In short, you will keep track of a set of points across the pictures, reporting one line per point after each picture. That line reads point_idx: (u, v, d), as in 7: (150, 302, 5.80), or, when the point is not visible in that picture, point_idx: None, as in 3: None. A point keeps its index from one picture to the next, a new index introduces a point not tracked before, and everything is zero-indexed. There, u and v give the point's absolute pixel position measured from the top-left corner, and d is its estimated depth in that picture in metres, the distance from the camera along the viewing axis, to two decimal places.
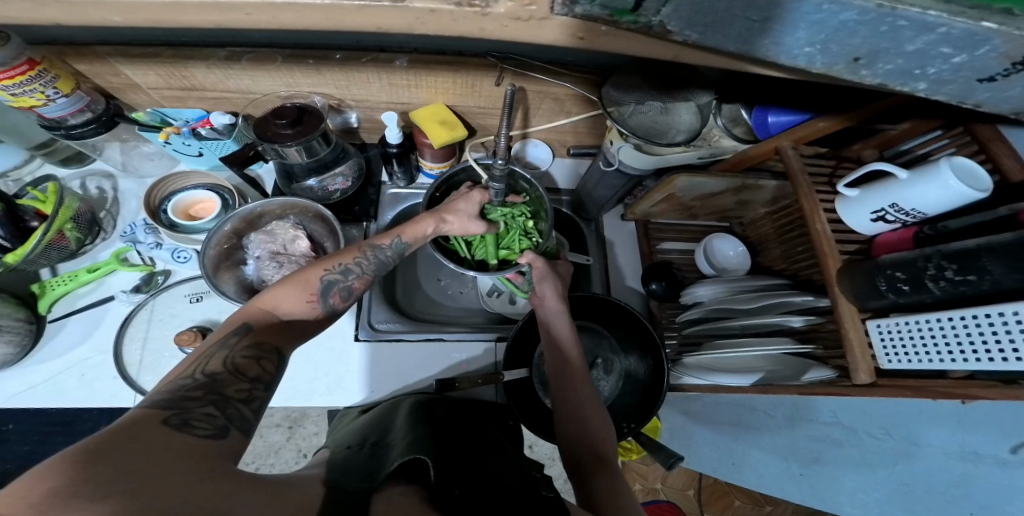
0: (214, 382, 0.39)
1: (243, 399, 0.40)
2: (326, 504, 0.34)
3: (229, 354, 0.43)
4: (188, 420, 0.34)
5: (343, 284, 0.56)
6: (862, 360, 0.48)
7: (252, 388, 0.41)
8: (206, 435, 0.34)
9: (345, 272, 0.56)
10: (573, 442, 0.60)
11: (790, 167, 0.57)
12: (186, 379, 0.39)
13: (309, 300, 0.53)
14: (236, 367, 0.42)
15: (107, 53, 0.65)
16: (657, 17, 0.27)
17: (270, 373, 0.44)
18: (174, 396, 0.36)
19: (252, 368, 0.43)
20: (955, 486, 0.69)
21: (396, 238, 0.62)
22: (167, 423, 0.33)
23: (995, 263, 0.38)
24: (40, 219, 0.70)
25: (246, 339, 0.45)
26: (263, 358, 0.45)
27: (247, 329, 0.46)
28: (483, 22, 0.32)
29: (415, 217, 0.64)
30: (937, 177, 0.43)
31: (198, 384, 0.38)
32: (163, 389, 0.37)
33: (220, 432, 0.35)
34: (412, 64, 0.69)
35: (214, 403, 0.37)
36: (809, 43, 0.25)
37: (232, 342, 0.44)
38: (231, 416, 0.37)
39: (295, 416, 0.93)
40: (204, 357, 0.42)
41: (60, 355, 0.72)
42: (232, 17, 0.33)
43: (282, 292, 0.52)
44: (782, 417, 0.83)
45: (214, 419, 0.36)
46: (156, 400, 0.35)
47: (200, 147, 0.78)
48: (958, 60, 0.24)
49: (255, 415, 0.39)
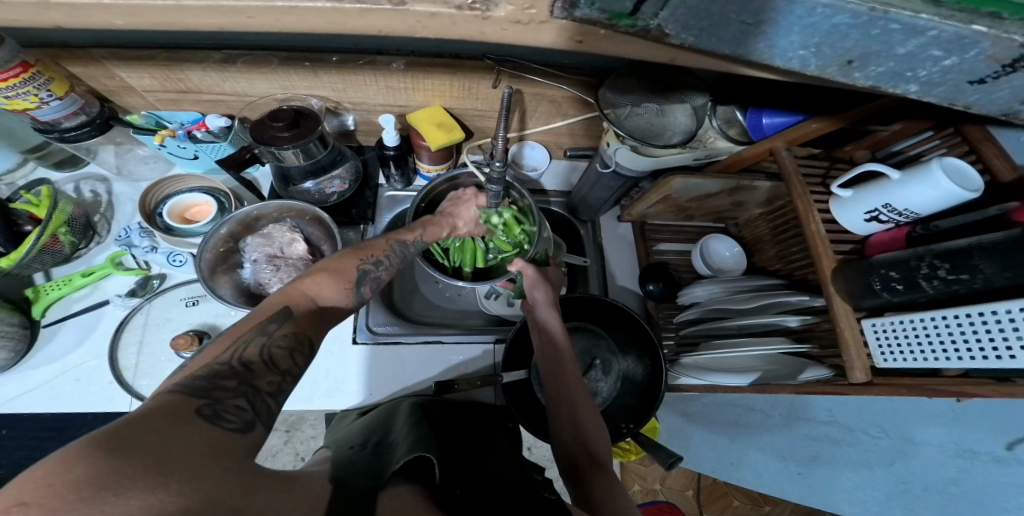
0: (248, 372, 0.39)
1: (272, 393, 0.39)
2: (331, 505, 0.34)
3: (266, 342, 0.42)
4: (219, 411, 0.34)
5: (374, 275, 0.58)
6: (858, 358, 0.48)
7: (281, 381, 0.41)
8: (234, 429, 0.33)
9: (377, 264, 0.59)
10: (569, 443, 0.60)
11: (784, 168, 0.58)
12: (223, 364, 0.38)
13: (346, 289, 0.54)
14: (271, 358, 0.41)
15: (101, 56, 0.64)
16: (655, 20, 0.27)
17: (299, 366, 0.43)
18: (208, 384, 0.35)
19: (285, 360, 0.42)
20: (951, 483, 0.69)
21: (419, 238, 0.66)
22: (197, 414, 0.32)
23: (987, 261, 0.39)
24: (34, 223, 0.70)
25: (287, 326, 0.44)
26: (297, 349, 0.44)
27: (288, 314, 0.45)
28: (483, 25, 0.32)
29: (431, 220, 0.69)
30: (929, 177, 0.43)
31: (232, 372, 0.38)
32: (198, 373, 0.36)
33: (248, 426, 0.35)
34: (408, 66, 0.69)
35: (245, 395, 0.37)
36: (803, 46, 0.25)
37: (272, 329, 0.43)
38: (259, 411, 0.36)
39: (293, 420, 0.93)
40: (242, 340, 0.41)
41: (54, 360, 0.71)
42: (232, 20, 0.33)
43: (320, 280, 0.52)
44: (779, 416, 0.84)
45: (242, 412, 0.35)
46: (190, 386, 0.35)
47: (195, 150, 0.76)
48: (948, 62, 0.25)
49: (279, 409, 0.39)
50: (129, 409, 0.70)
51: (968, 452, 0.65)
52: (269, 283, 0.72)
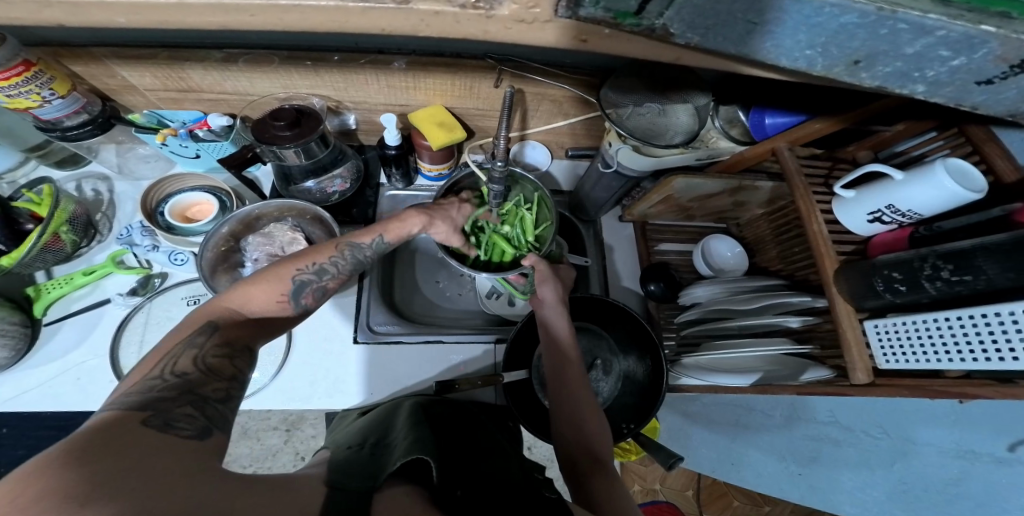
0: (188, 382, 0.39)
1: (220, 398, 0.40)
2: (326, 506, 0.34)
3: (198, 354, 0.42)
4: (167, 420, 0.34)
5: (316, 284, 0.55)
6: (859, 359, 0.48)
7: (228, 386, 0.42)
8: (188, 435, 0.34)
9: (320, 272, 0.55)
10: (570, 442, 0.60)
11: (787, 168, 0.58)
12: (156, 380, 0.38)
13: (280, 299, 0.52)
14: (208, 367, 0.42)
15: (103, 55, 0.64)
16: (660, 20, 0.27)
17: (243, 370, 0.44)
18: (149, 397, 0.36)
19: (226, 366, 0.43)
20: (951, 484, 0.69)
21: (378, 237, 0.62)
22: (145, 425, 0.33)
23: (989, 262, 0.39)
24: (35, 222, 0.70)
25: (216, 337, 0.45)
26: (235, 356, 0.44)
27: (214, 328, 0.45)
28: (486, 24, 0.32)
29: (400, 216, 0.64)
30: (934, 178, 0.43)
31: (171, 385, 0.38)
32: (134, 391, 0.37)
33: (202, 431, 0.35)
34: (409, 65, 0.69)
35: (192, 403, 0.37)
36: (810, 45, 0.25)
37: (200, 341, 0.43)
38: (210, 416, 0.37)
39: (293, 420, 0.89)
40: (170, 356, 0.41)
41: (55, 359, 0.71)
42: (234, 19, 0.33)
43: (249, 290, 0.51)
44: (781, 417, 0.84)
45: (194, 418, 0.36)
46: (128, 403, 0.35)
47: (198, 149, 0.76)
48: (956, 63, 0.25)
49: (233, 412, 0.40)
50: None
51: (968, 453, 0.65)
52: None
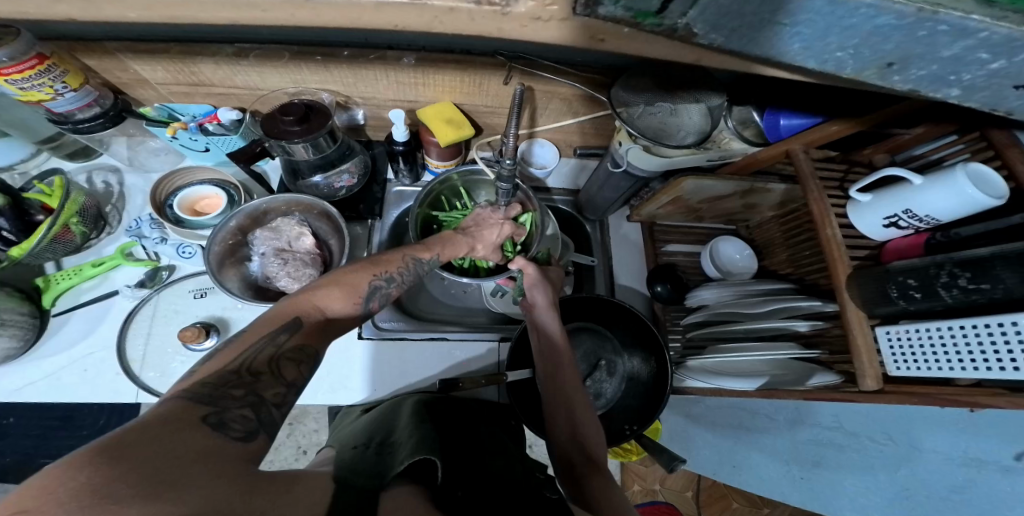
0: (254, 382, 0.38)
1: (277, 403, 0.39)
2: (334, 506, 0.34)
3: (274, 353, 0.41)
4: (224, 420, 0.33)
5: (385, 291, 0.56)
6: (870, 365, 0.47)
7: (287, 392, 0.40)
8: (238, 438, 0.33)
9: (390, 280, 0.57)
10: (564, 440, 0.60)
11: (801, 171, 0.57)
12: (229, 373, 0.38)
13: (355, 302, 0.52)
14: (276, 368, 0.40)
15: (115, 49, 0.65)
16: (682, 20, 0.26)
17: (306, 378, 0.43)
18: (214, 391, 0.35)
19: (291, 371, 0.41)
20: (958, 493, 0.65)
21: (435, 256, 0.63)
22: (204, 421, 0.32)
23: (1009, 272, 0.38)
24: (45, 213, 0.70)
25: (294, 337, 0.44)
26: (303, 361, 0.43)
27: (297, 326, 0.45)
28: (502, 22, 0.31)
29: (452, 239, 0.66)
30: (954, 184, 0.42)
31: (238, 381, 0.37)
32: (206, 381, 0.36)
33: (251, 435, 0.34)
34: (418, 62, 0.69)
35: (251, 404, 0.36)
36: (841, 47, 0.25)
37: (280, 340, 0.42)
38: (263, 419, 0.36)
39: (296, 413, 0.96)
40: (249, 350, 0.41)
41: (62, 351, 0.71)
42: (244, 14, 0.33)
43: (331, 292, 0.51)
44: (783, 421, 0.85)
45: (248, 420, 0.35)
46: (198, 392, 0.34)
47: (207, 143, 0.76)
48: (995, 66, 0.24)
49: (284, 420, 0.38)
50: (135, 400, 0.70)
51: (975, 460, 0.63)
52: (276, 277, 0.72)
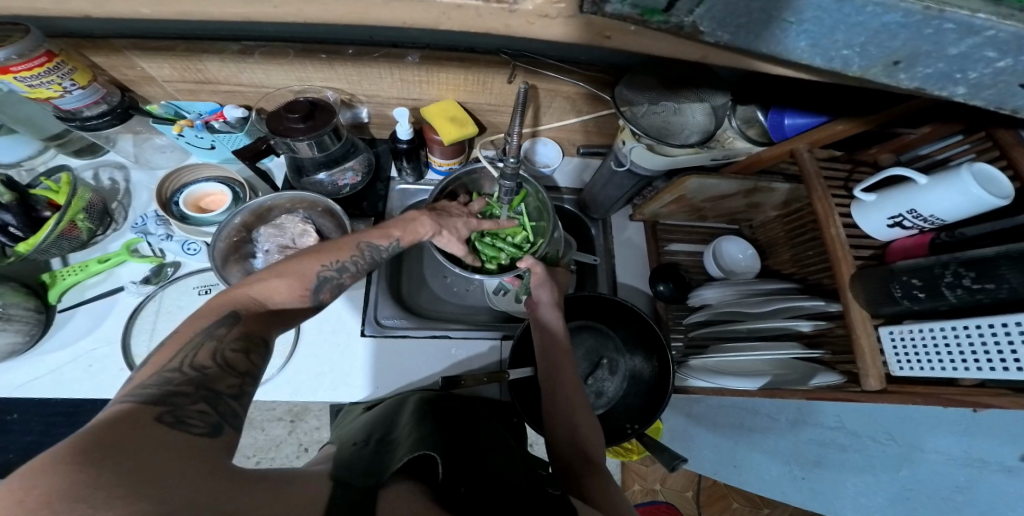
0: (204, 377, 0.39)
1: (234, 395, 0.40)
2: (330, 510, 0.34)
3: (216, 347, 0.42)
4: (181, 417, 0.35)
5: (336, 280, 0.56)
6: (873, 365, 0.47)
7: (242, 383, 0.41)
8: (202, 433, 0.35)
9: (341, 268, 0.57)
10: (560, 439, 0.61)
11: (806, 170, 0.57)
12: (173, 372, 0.38)
13: (302, 292, 0.53)
14: (225, 361, 0.41)
15: (123, 46, 0.65)
16: (689, 18, 0.26)
17: (258, 365, 0.44)
18: (164, 391, 0.36)
19: (241, 362, 0.43)
20: (959, 492, 0.67)
21: (395, 241, 0.63)
22: (159, 421, 0.33)
23: (1013, 271, 0.38)
24: (52, 209, 0.71)
25: (235, 329, 0.45)
26: (251, 351, 0.44)
27: (235, 319, 0.45)
28: (508, 18, 0.31)
29: (410, 218, 0.64)
30: (959, 184, 0.42)
31: (186, 379, 0.38)
32: (148, 384, 0.36)
33: (215, 429, 0.36)
34: (423, 60, 0.69)
35: (205, 400, 0.37)
36: (848, 45, 0.25)
37: (220, 332, 0.43)
38: (221, 412, 0.38)
39: (298, 410, 0.96)
40: (186, 346, 0.41)
41: (66, 347, 0.72)
42: (253, 11, 0.33)
43: (271, 282, 0.51)
44: (785, 421, 0.84)
45: (206, 416, 0.36)
46: (143, 396, 0.35)
47: (213, 140, 0.76)
48: (1001, 65, 0.24)
49: (244, 410, 0.40)
50: None
51: (977, 461, 0.65)
52: None
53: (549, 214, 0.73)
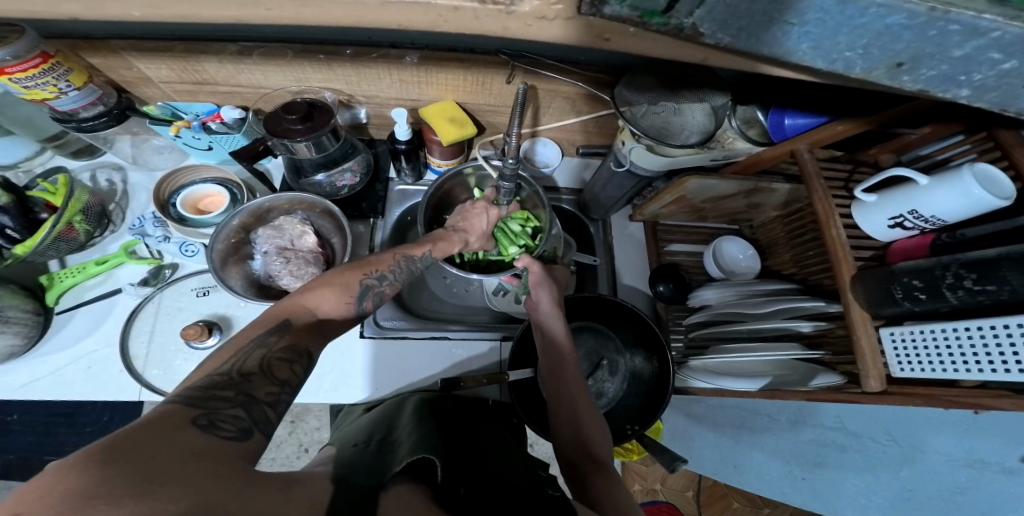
0: (244, 382, 0.40)
1: (270, 402, 0.40)
2: (334, 509, 0.34)
3: (263, 354, 0.43)
4: (215, 421, 0.35)
5: (377, 289, 0.58)
6: (873, 366, 0.47)
7: (279, 391, 0.42)
8: (231, 437, 0.34)
9: (381, 278, 0.58)
10: (567, 441, 0.60)
11: (806, 170, 0.56)
12: (218, 375, 0.39)
13: (347, 301, 0.54)
14: (267, 368, 0.42)
15: (120, 47, 0.65)
16: (689, 19, 0.25)
17: (298, 376, 0.45)
18: (204, 394, 0.37)
19: (282, 370, 0.43)
20: (960, 492, 0.67)
21: (428, 252, 0.64)
22: (194, 423, 0.33)
23: (1015, 272, 0.37)
24: (49, 211, 0.70)
25: (283, 338, 0.46)
26: (294, 360, 0.45)
27: (286, 328, 0.47)
28: (506, 20, 0.31)
29: (444, 236, 0.67)
30: (960, 185, 0.42)
31: (228, 383, 0.39)
32: (194, 385, 0.37)
33: (244, 434, 0.35)
34: (422, 60, 0.69)
35: (242, 405, 0.38)
36: (850, 47, 0.24)
37: (270, 341, 0.44)
38: (255, 418, 0.37)
39: (298, 410, 0.96)
40: (240, 352, 0.42)
41: (65, 348, 0.72)
42: (248, 13, 0.33)
43: (321, 293, 0.53)
44: (786, 421, 0.84)
45: (239, 420, 0.36)
46: (187, 396, 0.36)
47: (210, 141, 0.76)
48: (1006, 66, 0.24)
49: (277, 418, 0.40)
50: (138, 398, 0.70)
51: (976, 461, 0.65)
52: (278, 276, 0.72)
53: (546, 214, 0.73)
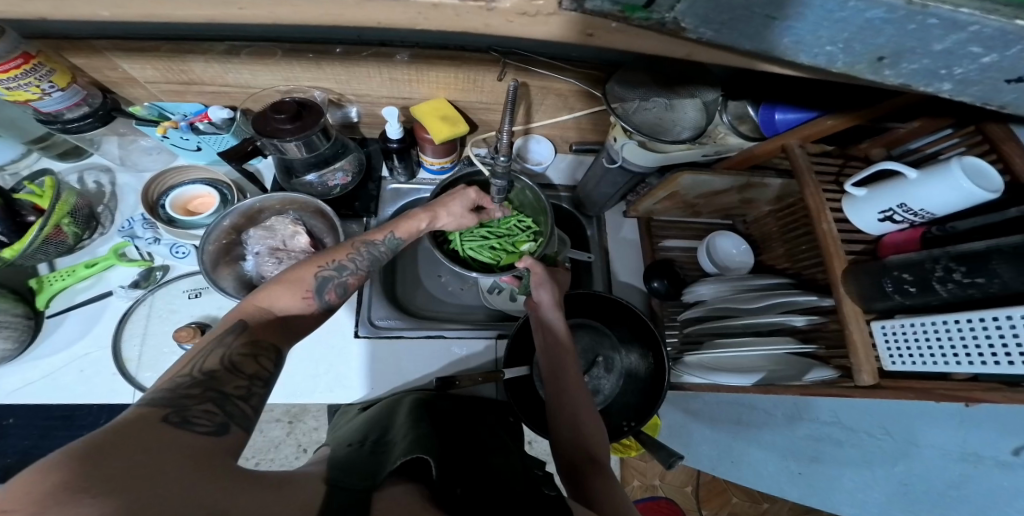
0: (213, 380, 0.39)
1: (242, 396, 0.40)
2: (325, 507, 0.33)
3: (225, 353, 0.43)
4: (188, 417, 0.34)
5: (337, 280, 0.56)
6: (866, 361, 0.47)
7: (250, 384, 0.41)
8: (208, 432, 0.34)
9: (340, 268, 0.57)
10: (566, 440, 0.60)
11: (797, 165, 0.57)
12: (184, 377, 0.39)
13: (303, 296, 0.53)
14: (233, 365, 0.42)
15: (103, 47, 0.64)
16: (671, 14, 0.25)
17: (268, 370, 0.45)
18: (174, 394, 0.36)
19: (249, 365, 0.43)
20: (954, 487, 0.68)
21: (390, 235, 0.63)
22: (167, 421, 0.33)
23: (1005, 265, 0.38)
24: (37, 214, 0.70)
25: (242, 337, 0.45)
26: (259, 355, 0.45)
27: (242, 328, 0.46)
28: (488, 17, 0.31)
29: (407, 214, 0.65)
30: (948, 177, 0.42)
31: (195, 382, 0.38)
32: (161, 388, 0.37)
33: (221, 428, 0.35)
34: (413, 58, 0.68)
35: (213, 401, 0.37)
36: (831, 42, 0.24)
37: (228, 341, 0.44)
38: (230, 413, 0.37)
39: (296, 411, 0.96)
40: (200, 355, 0.42)
41: (57, 352, 0.71)
42: (223, 12, 0.32)
43: (277, 292, 0.52)
44: (781, 416, 0.84)
45: (213, 415, 0.36)
46: (155, 399, 0.35)
47: (199, 142, 0.76)
48: (987, 60, 0.24)
49: (254, 412, 0.39)
50: (131, 400, 0.70)
51: (972, 456, 0.65)
52: (271, 276, 0.72)
53: (549, 216, 0.73)
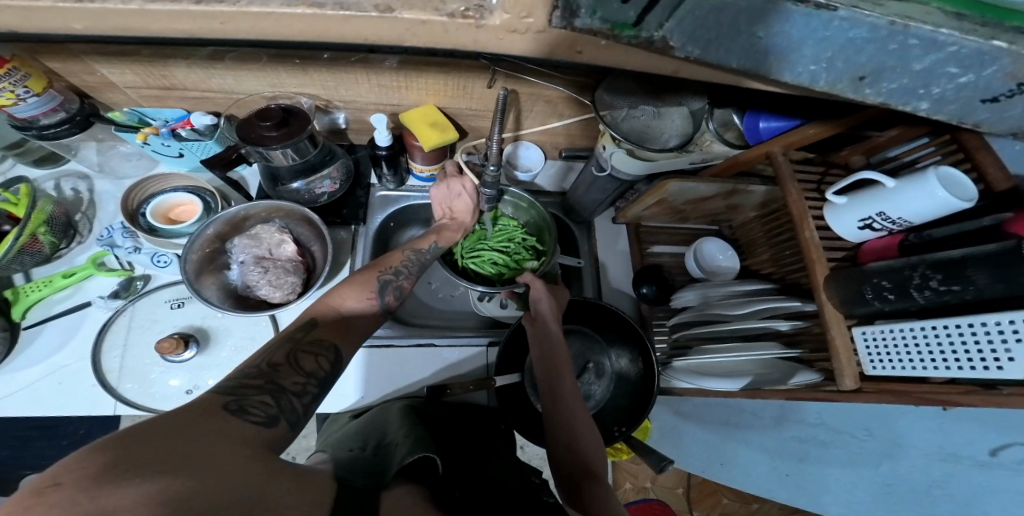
0: (273, 372, 0.41)
1: (297, 392, 0.41)
2: (339, 504, 0.32)
3: (292, 347, 0.45)
4: (244, 406, 0.35)
5: (395, 283, 0.60)
6: (847, 365, 0.48)
7: (306, 382, 0.43)
8: (260, 422, 0.35)
9: (398, 273, 0.61)
10: (562, 450, 0.60)
11: (781, 172, 0.57)
12: (252, 367, 0.41)
13: (369, 297, 0.56)
14: (295, 359, 0.44)
15: (81, 51, 0.61)
16: (659, 32, 0.26)
17: (326, 370, 0.45)
18: (236, 383, 0.38)
19: (308, 362, 0.45)
20: (935, 486, 0.76)
21: (434, 243, 0.70)
22: (225, 408, 0.34)
23: (979, 272, 0.39)
24: (11, 222, 0.67)
25: (311, 332, 0.48)
26: (321, 354, 0.46)
27: (312, 325, 0.49)
28: (476, 33, 0.31)
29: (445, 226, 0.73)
30: (924, 186, 0.43)
31: (258, 372, 0.41)
32: (230, 375, 0.39)
33: (271, 421, 0.36)
34: (401, 64, 0.66)
35: (269, 393, 0.38)
36: (815, 61, 0.25)
37: (297, 336, 0.47)
38: (282, 407, 0.38)
39: None
40: (271, 345, 0.45)
41: (32, 365, 0.69)
42: (202, 26, 0.32)
43: (344, 292, 0.55)
44: (769, 418, 0.86)
45: (267, 407, 0.37)
46: (222, 386, 0.37)
47: (181, 148, 0.75)
48: (963, 80, 0.25)
49: (303, 409, 0.40)
50: (113, 413, 0.68)
51: (952, 456, 0.73)
52: (256, 285, 0.70)
53: (552, 229, 0.75)
